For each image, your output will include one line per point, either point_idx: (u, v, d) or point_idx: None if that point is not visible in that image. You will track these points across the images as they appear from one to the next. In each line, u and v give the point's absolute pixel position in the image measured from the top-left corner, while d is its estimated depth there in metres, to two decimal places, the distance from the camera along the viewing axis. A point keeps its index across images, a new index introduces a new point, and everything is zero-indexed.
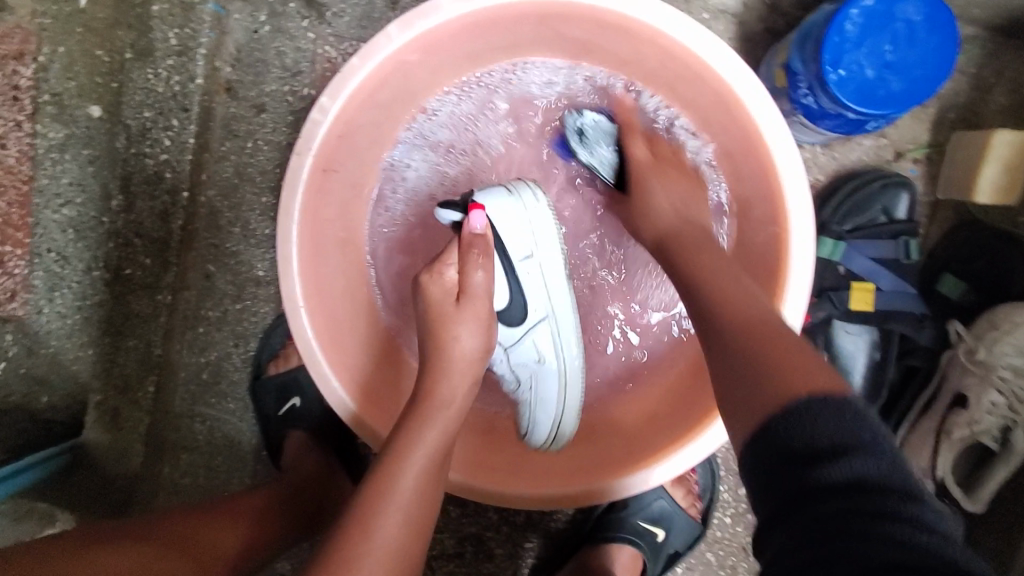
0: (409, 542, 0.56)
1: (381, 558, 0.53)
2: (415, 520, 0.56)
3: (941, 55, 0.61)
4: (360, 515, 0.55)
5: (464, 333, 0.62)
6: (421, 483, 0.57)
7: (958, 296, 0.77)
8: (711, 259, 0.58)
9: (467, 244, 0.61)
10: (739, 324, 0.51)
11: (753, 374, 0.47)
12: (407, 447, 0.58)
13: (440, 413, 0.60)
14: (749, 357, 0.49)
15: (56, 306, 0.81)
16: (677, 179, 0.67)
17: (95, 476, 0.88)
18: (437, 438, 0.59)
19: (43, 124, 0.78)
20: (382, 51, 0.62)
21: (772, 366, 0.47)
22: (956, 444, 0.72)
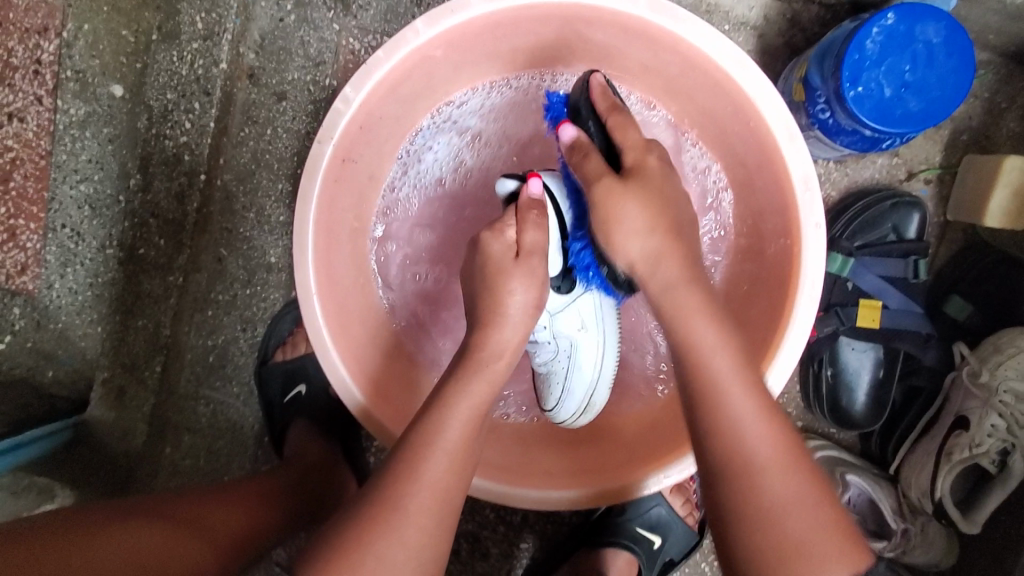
0: (447, 502, 0.56)
1: (422, 501, 0.55)
2: (459, 465, 0.57)
3: (959, 77, 0.62)
4: (404, 455, 0.56)
5: (515, 290, 0.60)
6: (462, 450, 0.57)
7: (964, 318, 0.79)
8: (749, 398, 0.54)
9: (527, 206, 0.61)
10: (752, 464, 0.53)
11: (750, 495, 0.52)
12: (452, 398, 0.58)
13: (490, 365, 0.59)
14: (750, 478, 0.53)
15: (67, 280, 0.89)
16: (650, 189, 0.57)
17: (99, 453, 0.90)
18: (479, 401, 0.58)
19: (64, 100, 0.86)
20: (407, 46, 0.63)
21: (777, 501, 0.52)
22: (956, 467, 0.71)
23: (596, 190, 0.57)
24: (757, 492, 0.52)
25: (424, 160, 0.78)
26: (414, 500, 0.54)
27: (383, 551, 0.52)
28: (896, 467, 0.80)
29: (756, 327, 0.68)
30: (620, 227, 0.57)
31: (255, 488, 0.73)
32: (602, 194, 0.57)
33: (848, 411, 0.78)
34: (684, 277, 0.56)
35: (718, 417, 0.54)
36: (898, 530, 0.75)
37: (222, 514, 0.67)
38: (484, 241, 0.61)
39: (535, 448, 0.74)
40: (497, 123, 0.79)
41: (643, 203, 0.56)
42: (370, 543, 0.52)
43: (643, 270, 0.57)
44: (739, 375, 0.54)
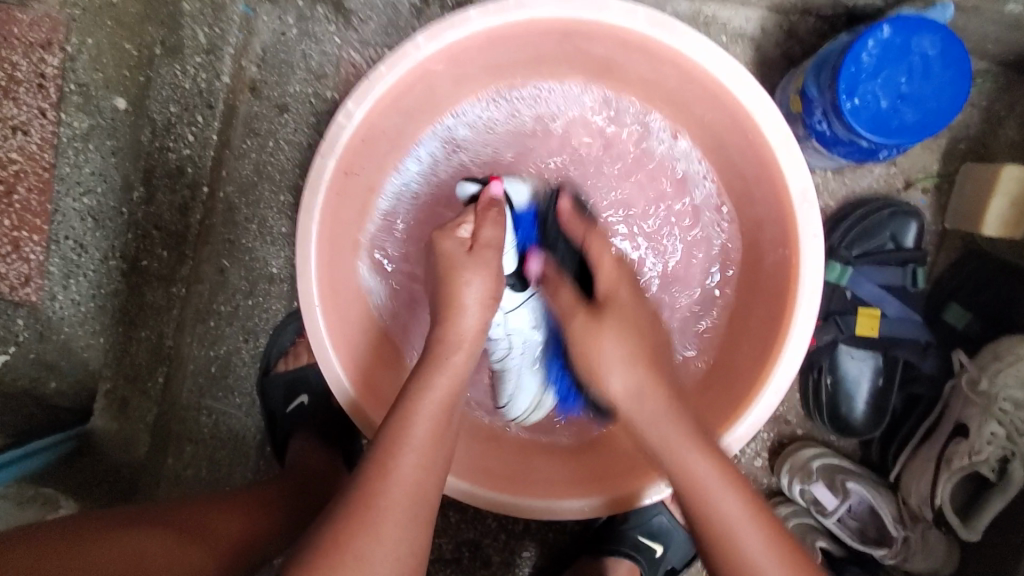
0: (422, 495, 0.55)
1: (399, 497, 0.54)
2: (429, 460, 0.57)
3: (955, 89, 0.63)
4: (376, 454, 0.56)
5: (471, 281, 0.63)
6: (430, 440, 0.57)
7: (963, 325, 0.79)
8: (705, 460, 0.57)
9: (487, 204, 0.68)
10: (705, 492, 0.56)
11: (726, 547, 0.55)
12: (419, 389, 0.59)
13: (451, 356, 0.61)
14: (709, 530, 0.56)
15: (70, 292, 0.89)
16: (627, 324, 0.64)
17: (102, 463, 0.90)
18: (442, 394, 0.59)
19: (68, 114, 0.87)
20: (408, 61, 0.64)
21: (731, 518, 0.56)
22: (955, 474, 0.71)
23: (574, 324, 0.67)
24: (729, 544, 0.55)
25: (425, 166, 0.79)
26: (388, 495, 0.54)
27: (364, 551, 0.51)
28: (896, 474, 0.80)
29: (757, 335, 0.68)
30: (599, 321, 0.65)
31: (260, 498, 0.74)
32: (612, 302, 0.66)
33: (849, 419, 0.79)
34: (649, 380, 0.61)
35: (681, 454, 0.58)
36: (899, 538, 0.77)
37: (223, 520, 0.68)
38: (435, 241, 0.67)
39: (536, 456, 0.74)
40: (503, 135, 0.80)
41: (624, 381, 0.62)
42: (348, 542, 0.51)
43: (627, 395, 0.62)
44: (698, 444, 0.58)
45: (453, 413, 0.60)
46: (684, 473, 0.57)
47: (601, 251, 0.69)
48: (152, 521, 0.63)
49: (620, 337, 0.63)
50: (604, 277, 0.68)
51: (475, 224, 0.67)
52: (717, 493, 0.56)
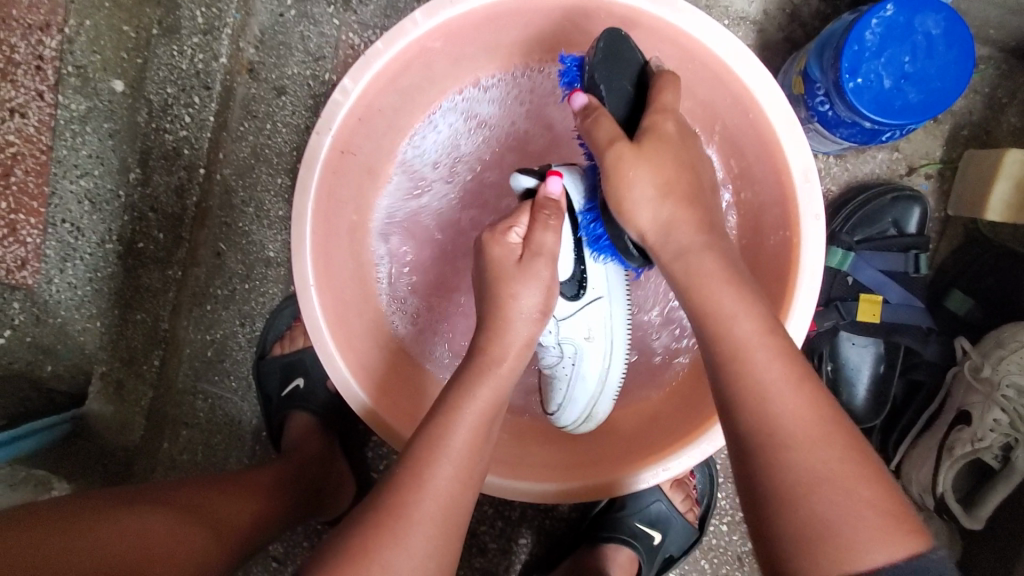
0: (456, 507, 0.54)
1: (434, 511, 0.53)
2: (465, 473, 0.55)
3: (959, 69, 0.62)
4: (411, 466, 0.54)
5: (526, 290, 0.60)
6: (469, 456, 0.55)
7: (965, 313, 0.78)
8: (796, 395, 0.48)
9: (539, 205, 0.60)
10: (783, 438, 0.47)
11: (776, 458, 0.47)
12: (459, 404, 0.56)
13: (494, 367, 0.58)
14: (808, 500, 0.45)
15: (66, 276, 0.84)
16: (663, 155, 0.55)
17: (96, 445, 0.89)
18: (485, 403, 0.57)
19: (65, 95, 0.81)
20: (405, 37, 0.63)
21: (794, 429, 0.47)
22: (958, 462, 0.70)
23: (608, 156, 0.56)
24: (810, 514, 0.45)
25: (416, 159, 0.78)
26: (422, 506, 0.52)
27: (391, 560, 0.50)
28: (898, 463, 0.79)
29: None
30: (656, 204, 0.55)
31: (250, 484, 0.74)
32: (615, 158, 0.56)
33: (850, 407, 0.78)
34: (697, 243, 0.54)
35: (756, 403, 0.48)
36: None
37: (219, 504, 0.68)
38: (485, 246, 0.61)
39: (533, 443, 0.73)
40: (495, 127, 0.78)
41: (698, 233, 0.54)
42: (376, 556, 0.50)
43: (654, 235, 0.56)
44: (789, 382, 0.48)
45: (492, 425, 0.57)
46: (773, 480, 0.47)
47: (665, 110, 0.56)
48: (147, 501, 0.63)
49: (654, 166, 0.55)
50: (660, 119, 0.56)
51: (528, 229, 0.60)
52: (797, 451, 0.47)
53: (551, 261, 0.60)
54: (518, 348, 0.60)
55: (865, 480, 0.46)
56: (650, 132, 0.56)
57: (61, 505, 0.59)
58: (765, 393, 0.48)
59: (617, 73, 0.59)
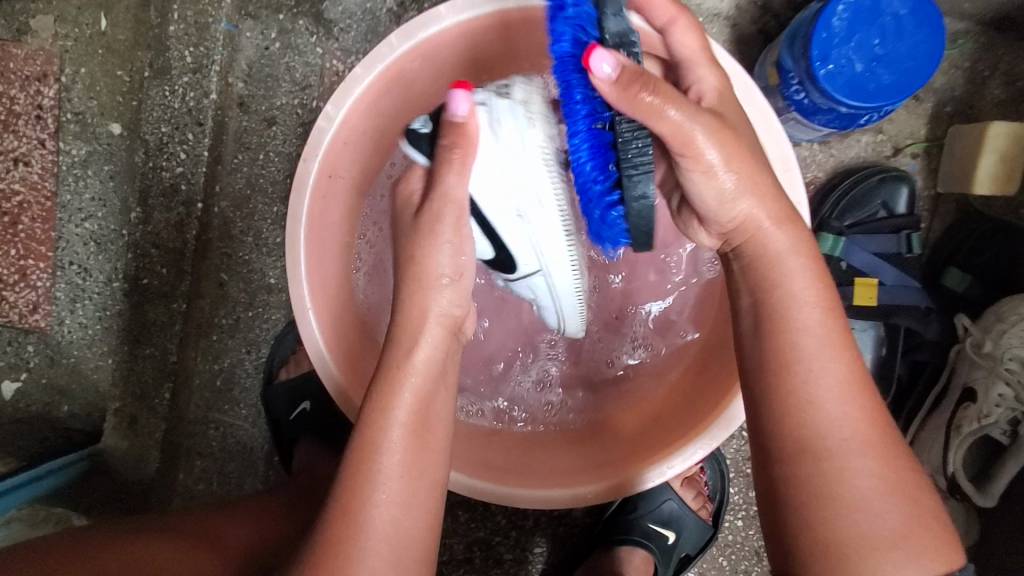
0: (405, 531, 0.53)
1: (382, 540, 0.52)
2: (407, 493, 0.54)
3: (929, 49, 0.62)
4: (345, 496, 0.52)
5: (437, 250, 0.57)
6: (404, 470, 0.54)
7: (963, 290, 0.77)
8: (833, 364, 0.51)
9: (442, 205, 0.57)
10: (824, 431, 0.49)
11: (821, 450, 0.49)
12: (382, 416, 0.55)
13: (410, 368, 0.56)
14: (831, 481, 0.49)
15: (77, 315, 0.92)
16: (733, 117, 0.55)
17: (111, 479, 0.91)
18: (407, 408, 0.55)
19: (66, 142, 0.91)
20: (384, 60, 0.65)
21: (832, 421, 0.50)
22: (967, 439, 0.70)
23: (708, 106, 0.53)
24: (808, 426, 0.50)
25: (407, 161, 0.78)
26: (367, 536, 0.51)
27: None
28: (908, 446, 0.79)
29: None
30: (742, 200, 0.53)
31: (264, 507, 0.75)
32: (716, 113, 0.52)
33: None
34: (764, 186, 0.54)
35: (805, 355, 0.51)
36: None
37: (233, 528, 0.69)
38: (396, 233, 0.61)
39: (539, 447, 0.73)
40: None
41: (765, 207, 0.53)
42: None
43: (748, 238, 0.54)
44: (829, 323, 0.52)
45: (425, 428, 0.56)
46: (809, 443, 0.50)
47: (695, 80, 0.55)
48: (161, 529, 0.64)
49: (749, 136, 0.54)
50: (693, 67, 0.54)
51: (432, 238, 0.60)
52: (842, 444, 0.49)
53: (457, 226, 0.56)
54: (440, 339, 0.58)
55: (896, 484, 0.48)
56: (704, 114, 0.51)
57: (76, 535, 0.60)
58: (827, 436, 0.49)
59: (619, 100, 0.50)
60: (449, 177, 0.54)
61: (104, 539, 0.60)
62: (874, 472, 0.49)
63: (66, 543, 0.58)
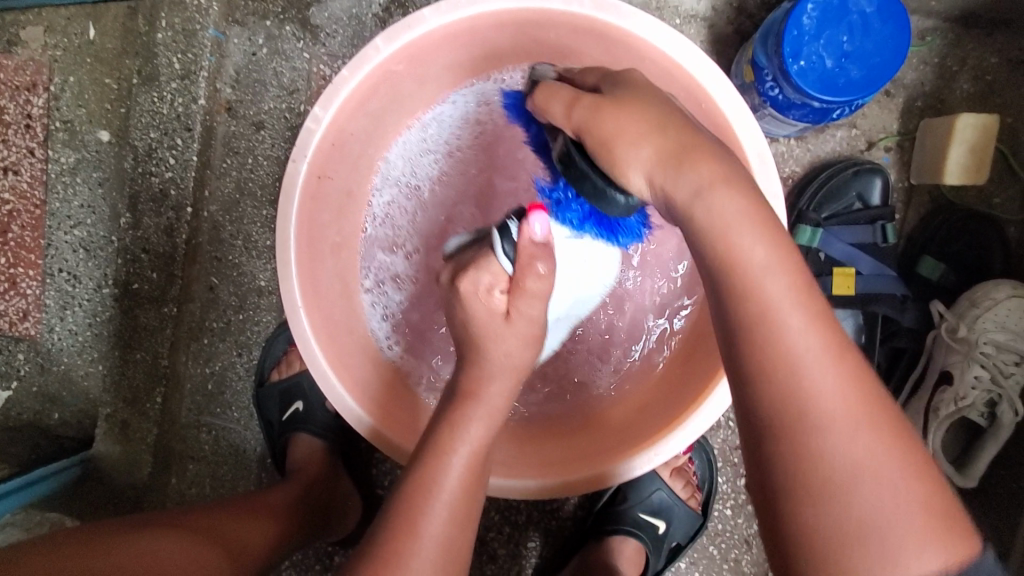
0: (453, 548, 0.58)
1: (431, 555, 0.56)
2: (460, 515, 0.59)
3: (895, 45, 0.65)
4: (405, 518, 0.57)
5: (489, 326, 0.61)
6: (461, 491, 0.59)
7: (938, 277, 0.80)
8: (799, 313, 0.45)
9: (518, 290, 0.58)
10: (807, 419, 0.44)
11: (815, 440, 0.44)
12: (451, 446, 0.59)
13: (480, 404, 0.61)
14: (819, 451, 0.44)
15: (67, 323, 0.92)
16: (630, 117, 0.50)
17: (106, 485, 0.91)
18: (476, 439, 0.60)
19: (54, 150, 0.92)
20: (369, 63, 0.66)
21: (822, 392, 0.44)
22: (945, 422, 0.72)
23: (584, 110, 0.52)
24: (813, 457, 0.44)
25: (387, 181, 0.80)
26: (418, 547, 0.56)
27: None
28: None
29: None
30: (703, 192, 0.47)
31: (263, 506, 0.76)
32: (584, 120, 0.52)
33: None
34: (715, 176, 0.47)
35: (788, 405, 0.44)
36: None
37: (237, 527, 0.71)
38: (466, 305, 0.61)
39: (530, 441, 0.74)
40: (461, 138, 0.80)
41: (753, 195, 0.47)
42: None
43: (664, 179, 0.48)
44: (818, 328, 0.45)
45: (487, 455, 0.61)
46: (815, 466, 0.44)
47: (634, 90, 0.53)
48: (168, 525, 0.65)
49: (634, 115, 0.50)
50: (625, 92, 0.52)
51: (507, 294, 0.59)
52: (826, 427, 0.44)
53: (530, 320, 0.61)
54: (510, 387, 0.62)
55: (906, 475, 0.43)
56: (619, 83, 0.54)
57: (86, 532, 0.61)
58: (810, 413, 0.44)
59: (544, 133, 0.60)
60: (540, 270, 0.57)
61: (115, 535, 0.61)
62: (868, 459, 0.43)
63: (77, 541, 0.59)
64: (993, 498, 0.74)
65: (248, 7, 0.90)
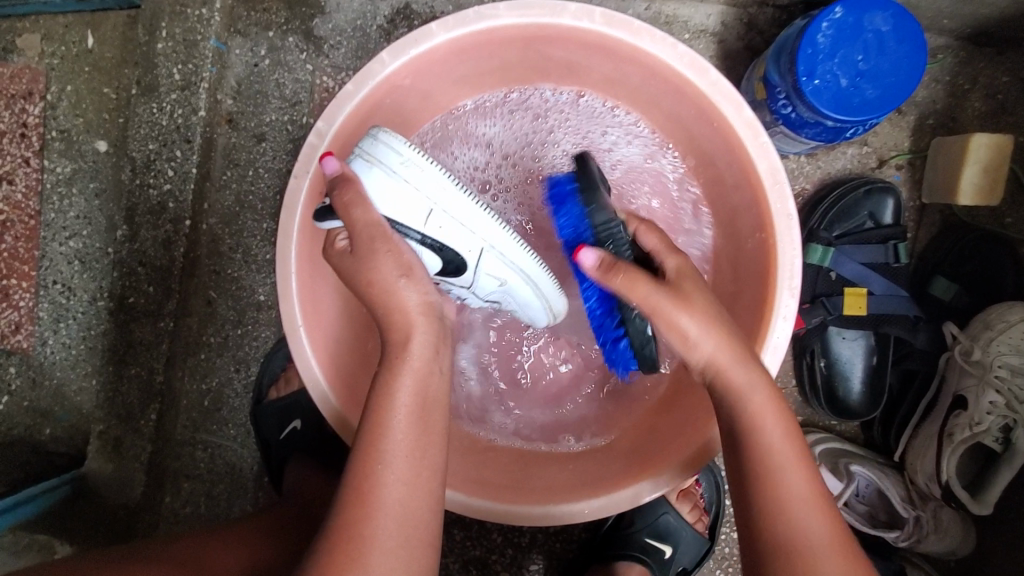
0: (416, 519, 0.53)
1: (389, 525, 0.52)
2: (415, 479, 0.54)
3: (912, 63, 0.64)
4: (353, 488, 0.53)
5: (383, 262, 0.56)
6: (410, 456, 0.54)
7: (950, 298, 0.79)
8: (744, 368, 0.55)
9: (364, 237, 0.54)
10: (746, 408, 0.55)
11: (771, 484, 0.54)
12: (385, 405, 0.55)
13: (408, 355, 0.57)
14: (782, 494, 0.54)
15: (60, 336, 0.90)
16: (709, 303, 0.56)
17: (98, 507, 0.88)
18: (410, 396, 0.56)
19: (50, 160, 0.90)
20: (374, 77, 0.65)
21: (773, 446, 0.55)
22: (959, 447, 0.70)
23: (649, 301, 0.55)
24: (761, 448, 0.55)
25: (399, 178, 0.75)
26: (376, 528, 0.51)
27: None
28: (901, 454, 0.79)
29: (738, 327, 0.68)
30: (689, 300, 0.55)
31: (251, 530, 0.73)
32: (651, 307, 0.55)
33: (847, 402, 0.78)
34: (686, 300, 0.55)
35: (752, 449, 0.55)
36: (909, 517, 0.75)
37: (222, 555, 0.67)
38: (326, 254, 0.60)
39: (534, 464, 0.72)
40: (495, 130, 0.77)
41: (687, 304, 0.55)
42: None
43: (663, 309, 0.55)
44: (777, 410, 0.55)
45: (427, 415, 0.56)
46: (773, 504, 0.54)
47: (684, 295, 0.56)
48: (150, 560, 0.63)
49: (711, 317, 0.55)
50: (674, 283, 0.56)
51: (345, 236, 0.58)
52: (764, 420, 0.55)
53: (388, 241, 0.55)
54: (433, 325, 0.59)
55: (817, 492, 0.54)
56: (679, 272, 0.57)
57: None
58: (771, 475, 0.54)
59: (635, 301, 0.60)
60: (353, 214, 0.54)
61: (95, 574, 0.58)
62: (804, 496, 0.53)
63: None
64: (1008, 524, 0.72)
65: (250, 18, 0.89)
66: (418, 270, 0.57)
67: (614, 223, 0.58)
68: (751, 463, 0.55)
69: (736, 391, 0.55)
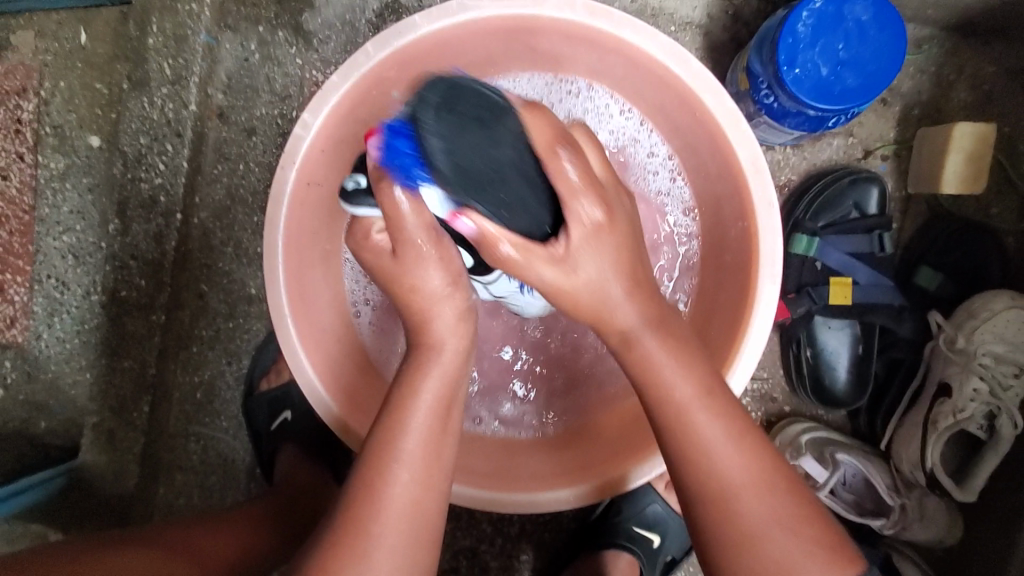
0: (422, 513, 0.53)
1: (395, 522, 0.52)
2: (426, 474, 0.54)
3: (892, 51, 0.64)
4: (364, 485, 0.52)
5: (426, 270, 0.55)
6: (426, 459, 0.54)
7: (935, 287, 0.79)
8: (688, 381, 0.53)
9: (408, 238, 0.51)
10: (686, 419, 0.53)
11: (722, 504, 0.52)
12: (408, 409, 0.54)
13: (436, 360, 0.56)
14: (734, 517, 0.52)
15: (55, 330, 0.89)
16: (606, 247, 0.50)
17: (92, 496, 0.89)
18: (434, 397, 0.55)
19: (45, 155, 0.90)
20: (359, 69, 0.66)
21: (733, 476, 0.52)
22: (943, 435, 0.71)
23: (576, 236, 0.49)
24: (716, 479, 0.52)
25: None
26: (380, 522, 0.51)
27: None
28: (887, 443, 0.79)
29: (722, 312, 0.68)
30: (573, 264, 0.50)
31: (240, 517, 0.74)
32: (581, 243, 0.49)
33: (832, 391, 0.79)
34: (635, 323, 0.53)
35: (699, 471, 0.53)
36: (896, 505, 0.75)
37: (211, 540, 0.67)
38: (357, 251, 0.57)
39: (521, 452, 0.72)
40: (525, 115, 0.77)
41: (608, 212, 0.50)
42: None
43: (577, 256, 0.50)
44: (737, 438, 0.53)
45: (448, 416, 0.56)
46: (729, 528, 0.52)
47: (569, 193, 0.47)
48: (140, 543, 0.63)
49: (611, 261, 0.51)
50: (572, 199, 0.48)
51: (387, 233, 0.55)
52: (709, 430, 0.53)
53: (438, 243, 0.53)
54: (460, 326, 0.57)
55: (779, 498, 0.52)
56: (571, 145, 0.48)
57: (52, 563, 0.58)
58: (727, 498, 0.52)
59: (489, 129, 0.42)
60: (405, 210, 0.48)
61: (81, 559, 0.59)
62: (771, 516, 0.51)
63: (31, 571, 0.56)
64: (993, 510, 0.73)
65: (240, 12, 0.90)
66: (463, 278, 0.57)
67: (470, 116, 0.42)
68: (706, 490, 0.52)
69: (678, 411, 0.53)
